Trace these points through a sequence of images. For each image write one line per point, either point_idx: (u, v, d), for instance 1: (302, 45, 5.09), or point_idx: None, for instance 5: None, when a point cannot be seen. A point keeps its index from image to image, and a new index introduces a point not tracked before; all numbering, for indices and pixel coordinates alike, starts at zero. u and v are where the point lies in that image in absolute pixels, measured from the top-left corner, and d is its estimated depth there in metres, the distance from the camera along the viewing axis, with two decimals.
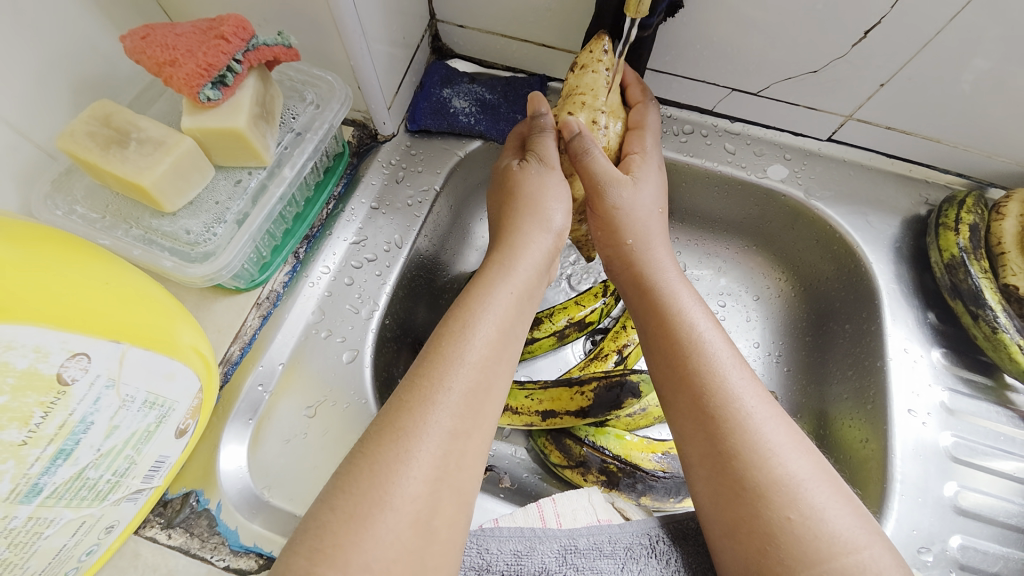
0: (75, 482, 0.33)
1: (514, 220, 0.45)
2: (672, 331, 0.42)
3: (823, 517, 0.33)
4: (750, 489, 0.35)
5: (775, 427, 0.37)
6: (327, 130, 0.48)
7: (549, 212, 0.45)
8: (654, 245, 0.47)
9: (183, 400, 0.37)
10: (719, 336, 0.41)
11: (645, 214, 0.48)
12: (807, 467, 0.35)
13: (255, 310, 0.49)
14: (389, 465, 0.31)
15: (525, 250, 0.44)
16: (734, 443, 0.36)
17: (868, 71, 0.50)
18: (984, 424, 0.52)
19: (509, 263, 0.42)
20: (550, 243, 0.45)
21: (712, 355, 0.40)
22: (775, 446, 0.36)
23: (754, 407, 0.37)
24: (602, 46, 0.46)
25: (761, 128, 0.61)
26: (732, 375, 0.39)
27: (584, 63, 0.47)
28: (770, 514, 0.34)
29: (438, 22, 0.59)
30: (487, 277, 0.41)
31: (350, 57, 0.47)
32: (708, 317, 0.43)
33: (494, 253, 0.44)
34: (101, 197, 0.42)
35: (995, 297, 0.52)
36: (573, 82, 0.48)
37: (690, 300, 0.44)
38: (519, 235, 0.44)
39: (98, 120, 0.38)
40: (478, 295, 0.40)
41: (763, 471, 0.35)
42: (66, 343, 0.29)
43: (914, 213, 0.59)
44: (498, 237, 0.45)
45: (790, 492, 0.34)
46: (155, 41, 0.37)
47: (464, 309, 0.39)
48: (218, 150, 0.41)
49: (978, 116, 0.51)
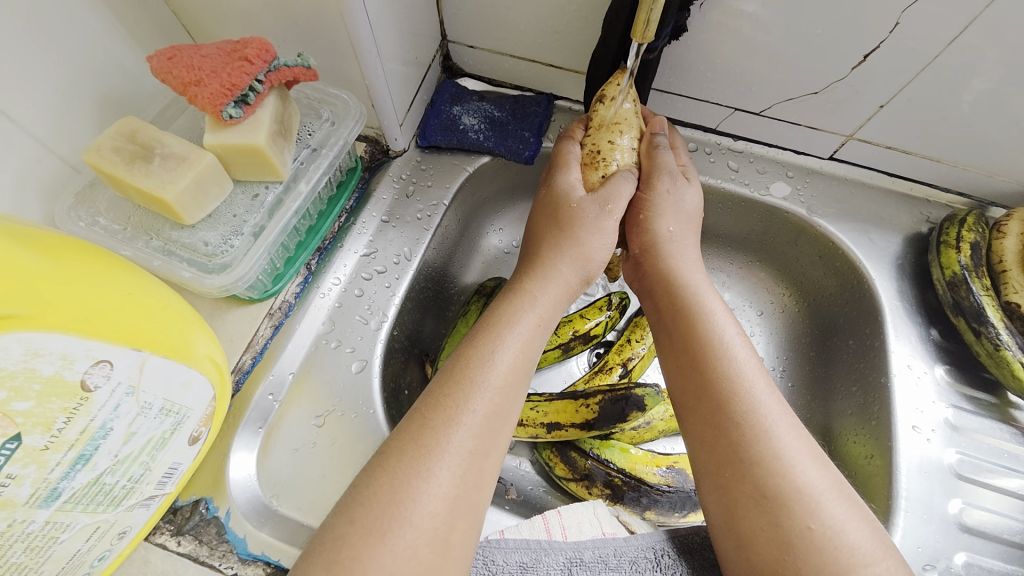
0: (92, 487, 0.34)
1: (550, 253, 0.46)
2: (698, 336, 0.42)
3: (843, 529, 0.34)
4: (771, 498, 0.35)
5: (796, 437, 0.37)
6: (342, 146, 0.50)
7: (590, 254, 0.46)
8: (686, 250, 0.48)
9: (198, 408, 0.38)
10: (744, 345, 0.42)
11: (690, 215, 0.49)
12: (826, 479, 0.36)
13: (268, 320, 0.50)
14: (408, 480, 0.32)
15: (551, 279, 0.45)
16: (757, 451, 0.36)
17: (868, 92, 0.52)
18: (989, 441, 0.52)
19: (532, 289, 0.44)
20: (577, 283, 0.46)
21: (738, 363, 0.40)
22: (796, 455, 0.36)
23: (776, 417, 0.38)
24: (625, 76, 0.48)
25: (764, 146, 0.63)
26: (756, 384, 0.39)
27: (613, 96, 0.48)
28: (791, 523, 0.34)
29: (449, 43, 0.61)
30: (511, 301, 0.43)
31: (365, 76, 0.49)
32: (734, 325, 0.43)
33: (524, 280, 0.45)
34: (123, 210, 0.43)
35: (997, 315, 0.52)
36: (602, 113, 0.48)
37: (718, 306, 0.44)
38: (550, 268, 0.45)
39: (124, 136, 0.40)
40: (504, 320, 0.41)
41: (784, 480, 0.35)
42: (90, 351, 0.30)
43: (916, 231, 0.60)
44: (528, 265, 0.46)
45: (809, 503, 0.34)
46: (181, 61, 0.39)
47: (490, 331, 0.40)
48: (237, 165, 0.43)
49: (977, 137, 0.53)
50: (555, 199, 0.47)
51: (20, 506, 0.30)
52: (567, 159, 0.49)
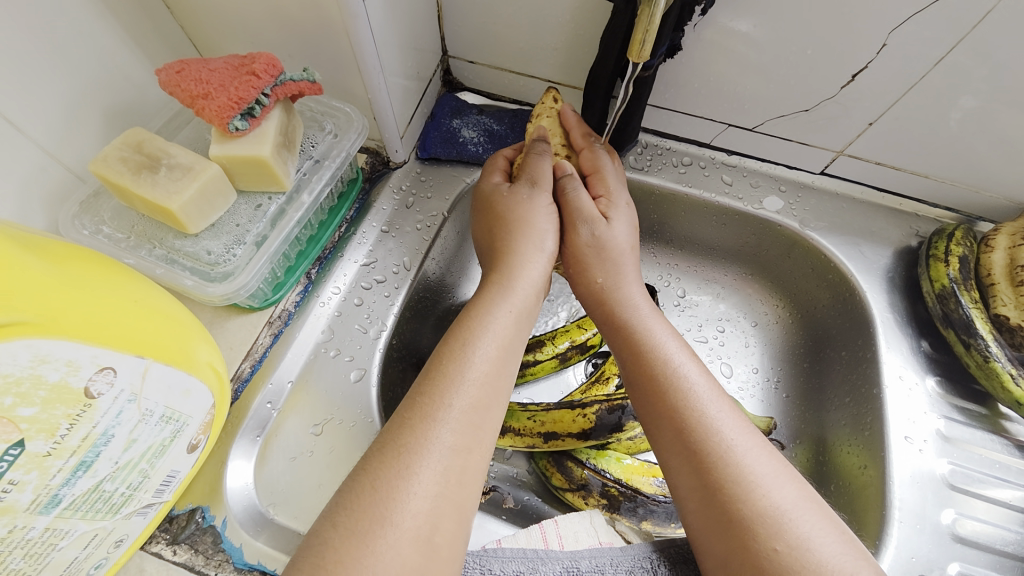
0: (91, 495, 0.34)
1: (509, 244, 0.47)
2: (650, 369, 0.43)
3: (810, 547, 0.34)
4: (737, 522, 0.35)
5: (757, 457, 0.38)
6: (344, 158, 0.51)
7: (543, 231, 0.48)
8: (627, 284, 0.49)
9: (197, 415, 0.38)
10: (698, 369, 0.43)
11: (620, 251, 0.49)
12: (791, 495, 0.36)
13: (268, 328, 0.51)
14: (390, 481, 0.32)
15: (523, 272, 0.45)
16: (719, 476, 0.37)
17: (858, 110, 0.54)
18: (981, 451, 0.53)
19: (508, 283, 0.44)
20: (545, 264, 0.47)
21: (690, 389, 0.41)
22: (759, 476, 0.37)
23: (734, 440, 0.38)
24: (552, 96, 0.54)
25: (757, 161, 0.64)
26: (711, 408, 0.40)
27: (539, 112, 0.54)
28: (757, 546, 0.34)
29: (449, 58, 0.63)
30: (487, 294, 0.43)
31: (368, 90, 0.50)
32: (684, 352, 0.44)
33: (493, 275, 0.45)
34: (126, 219, 0.44)
35: (986, 327, 0.53)
36: (530, 128, 0.54)
37: (665, 335, 0.45)
38: (517, 260, 0.46)
39: (130, 147, 0.41)
40: (477, 316, 0.41)
41: (747, 504, 0.36)
42: (95, 358, 0.30)
43: (905, 244, 0.62)
44: (496, 259, 0.47)
45: (774, 524, 0.35)
46: (190, 75, 0.40)
47: (465, 327, 0.41)
48: (242, 176, 0.43)
49: (965, 153, 0.54)
50: (483, 196, 0.51)
51: (21, 512, 0.30)
52: (490, 169, 0.53)
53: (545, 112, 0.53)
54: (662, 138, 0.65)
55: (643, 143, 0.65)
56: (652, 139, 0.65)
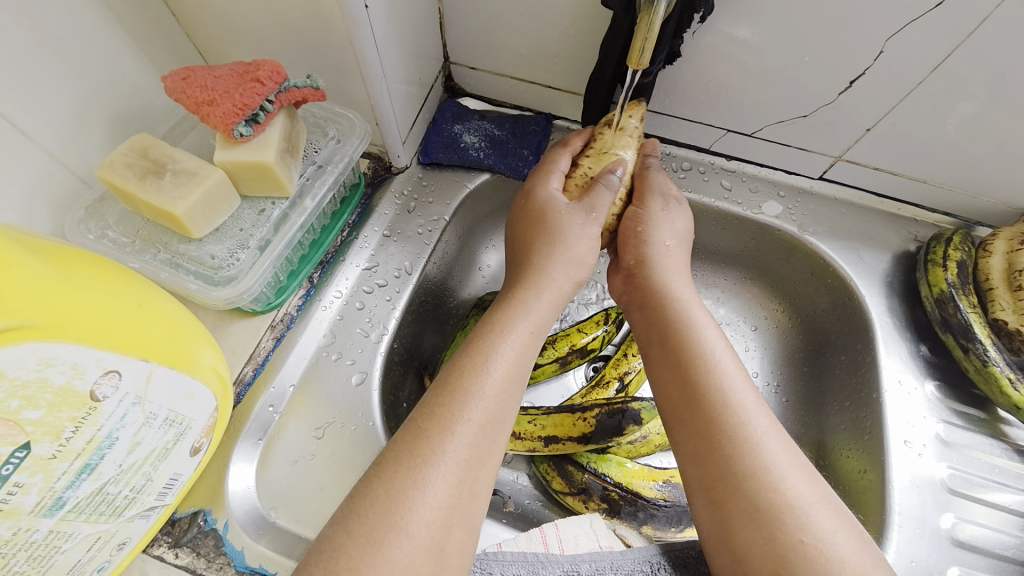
0: (95, 497, 0.34)
1: (541, 260, 0.47)
2: (690, 351, 0.43)
3: (833, 541, 0.34)
4: (765, 512, 0.35)
5: (785, 451, 0.38)
6: (347, 163, 0.51)
7: (582, 258, 0.48)
8: (671, 270, 0.49)
9: (200, 419, 0.39)
10: (732, 358, 0.43)
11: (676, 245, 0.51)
12: (813, 490, 0.37)
13: (270, 332, 0.51)
14: (405, 491, 0.33)
15: (546, 288, 0.45)
16: (750, 464, 0.37)
17: (856, 116, 0.54)
18: (980, 456, 0.53)
19: (527, 298, 0.44)
20: (571, 289, 0.48)
21: (727, 376, 0.41)
22: (785, 469, 0.37)
23: (766, 431, 0.39)
24: (637, 112, 0.52)
25: (756, 166, 0.65)
26: (746, 398, 0.40)
27: (621, 126, 0.52)
28: (785, 537, 0.34)
29: (451, 64, 0.64)
30: (504, 310, 0.43)
31: (370, 96, 0.51)
32: (721, 339, 0.44)
33: (518, 287, 0.45)
34: (132, 223, 0.44)
35: (984, 331, 0.53)
36: (607, 139, 0.52)
37: (706, 322, 0.45)
38: (540, 273, 0.46)
39: (137, 152, 0.41)
40: (497, 329, 0.42)
41: (775, 493, 0.36)
42: (100, 361, 0.31)
43: (904, 249, 0.62)
44: (523, 272, 0.47)
45: (802, 515, 0.35)
46: (195, 82, 0.40)
47: (484, 341, 0.41)
48: (246, 181, 0.44)
49: (962, 159, 0.55)
50: (534, 205, 0.50)
51: (25, 514, 0.30)
52: (550, 169, 0.53)
53: (626, 127, 0.52)
54: (662, 144, 0.66)
55: None
56: None
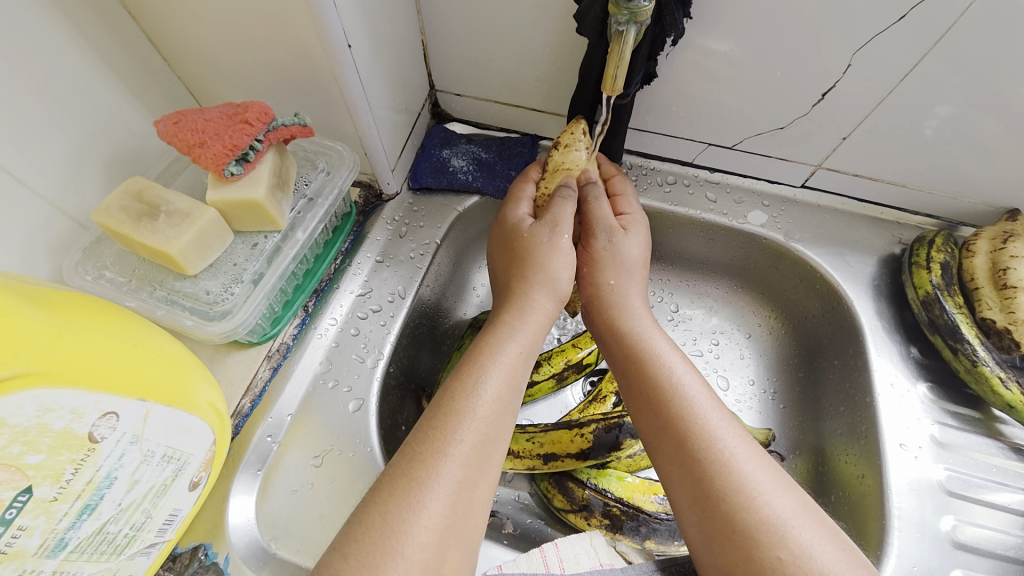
0: (96, 537, 0.34)
1: (520, 281, 0.47)
2: (652, 378, 0.44)
3: (812, 555, 0.35)
4: (741, 531, 0.36)
5: (757, 466, 0.39)
6: (337, 195, 0.53)
7: (557, 277, 0.47)
8: (632, 296, 0.50)
9: (198, 453, 0.39)
10: (696, 379, 0.44)
11: (634, 263, 0.51)
12: (791, 504, 0.37)
13: (267, 362, 0.52)
14: (400, 514, 0.33)
15: (532, 311, 0.46)
16: (721, 485, 0.38)
17: (832, 126, 0.56)
18: (976, 456, 0.53)
19: (518, 322, 0.45)
20: (554, 307, 0.48)
21: (691, 397, 0.42)
22: (759, 484, 0.38)
23: (735, 448, 0.39)
24: (581, 128, 0.53)
25: (739, 177, 0.66)
26: (712, 417, 0.41)
27: (568, 143, 0.53)
28: (762, 555, 0.35)
29: (437, 92, 0.66)
30: (495, 333, 0.44)
31: (358, 129, 0.52)
32: (684, 361, 0.45)
33: (503, 312, 0.46)
34: (128, 263, 0.45)
35: (971, 332, 0.54)
36: (558, 159, 0.53)
37: (665, 345, 0.46)
38: (524, 297, 0.47)
39: (131, 195, 0.42)
40: (488, 351, 0.42)
41: (749, 512, 0.36)
42: (98, 403, 0.32)
43: (889, 252, 0.63)
44: (507, 297, 0.48)
45: (777, 532, 0.35)
46: (187, 125, 0.42)
47: (476, 363, 0.42)
48: (238, 218, 0.45)
49: (938, 162, 0.56)
50: (507, 231, 0.51)
51: (29, 557, 0.31)
52: (518, 197, 0.54)
53: (575, 143, 0.53)
54: (646, 159, 0.67)
55: (628, 164, 0.67)
56: (637, 160, 0.67)
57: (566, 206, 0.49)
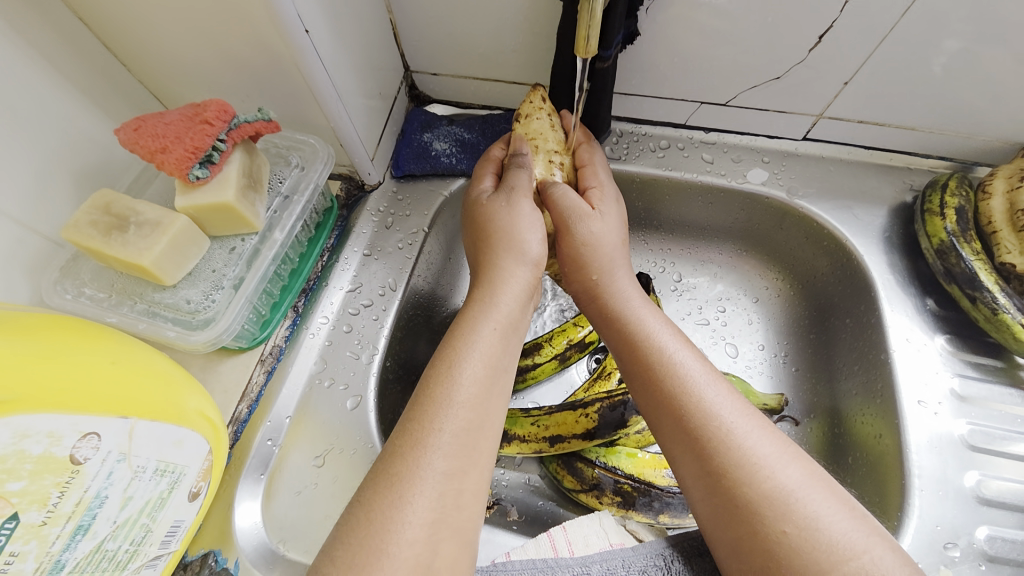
0: (94, 555, 0.34)
1: (492, 256, 0.46)
2: (645, 359, 0.43)
3: (819, 527, 0.33)
4: (744, 507, 0.35)
5: (759, 439, 0.37)
6: (314, 189, 0.51)
7: (526, 243, 0.46)
8: (618, 278, 0.48)
9: (193, 464, 0.39)
10: (692, 355, 0.42)
11: (609, 246, 0.49)
12: (797, 475, 0.35)
13: (260, 366, 0.51)
14: (385, 512, 0.32)
15: (505, 283, 0.44)
16: (721, 462, 0.37)
17: (832, 71, 0.52)
18: (1000, 408, 0.51)
19: (491, 298, 0.43)
20: (529, 275, 0.46)
21: (685, 375, 0.41)
22: (762, 458, 0.36)
23: (734, 422, 0.38)
24: (539, 94, 0.51)
25: (736, 135, 0.63)
26: (709, 393, 0.40)
27: (528, 113, 0.51)
28: (767, 530, 0.34)
29: (412, 73, 0.63)
30: (470, 313, 0.42)
31: (330, 119, 0.50)
32: (678, 339, 0.44)
33: (476, 291, 0.45)
34: (106, 278, 0.45)
35: (991, 278, 0.50)
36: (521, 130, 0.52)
37: (657, 324, 0.45)
38: (496, 272, 0.45)
39: (99, 209, 0.41)
40: (463, 333, 0.41)
41: (751, 487, 0.35)
42: (77, 425, 0.31)
43: (900, 201, 0.60)
44: (478, 275, 0.46)
45: (782, 505, 0.34)
46: (147, 131, 0.40)
47: (450, 348, 0.40)
48: (211, 223, 0.44)
49: (949, 100, 0.52)
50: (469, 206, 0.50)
51: None
52: (480, 174, 0.52)
53: (535, 113, 0.51)
54: (637, 124, 0.64)
55: (618, 131, 0.64)
56: (627, 126, 0.64)
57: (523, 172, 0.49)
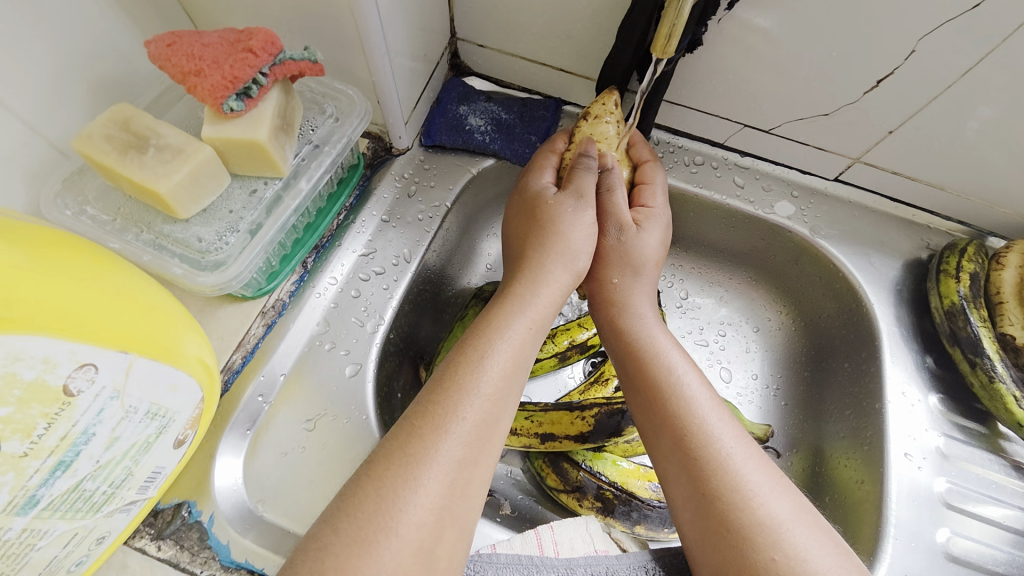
0: (71, 494, 0.32)
1: (538, 254, 0.45)
2: (651, 376, 0.43)
3: (806, 558, 0.33)
4: (734, 532, 0.35)
5: (754, 468, 0.38)
6: (345, 144, 0.48)
7: (577, 252, 0.45)
8: (637, 294, 0.48)
9: (184, 411, 0.37)
10: (697, 378, 0.43)
11: (645, 262, 0.48)
12: (787, 507, 0.36)
13: (260, 319, 0.48)
14: (396, 490, 0.31)
15: (546, 286, 0.43)
16: (715, 485, 0.37)
17: (879, 119, 0.52)
18: (977, 471, 0.53)
19: (530, 296, 0.42)
20: (571, 283, 0.45)
21: (691, 397, 0.41)
22: (756, 487, 0.36)
23: (732, 448, 0.38)
24: (612, 99, 0.48)
25: (771, 164, 0.62)
26: (710, 417, 0.40)
27: (597, 114, 0.49)
28: (755, 556, 0.34)
29: (458, 40, 0.60)
30: (504, 306, 0.41)
31: (371, 72, 0.47)
32: (687, 361, 0.44)
33: (516, 283, 0.44)
34: (112, 199, 0.41)
35: (993, 346, 0.52)
36: (585, 130, 0.49)
37: (667, 343, 0.45)
38: (540, 270, 0.44)
39: (117, 124, 0.38)
40: (495, 327, 0.40)
41: (744, 513, 0.35)
42: (74, 353, 0.29)
43: (915, 257, 0.60)
44: (519, 269, 0.45)
45: (771, 535, 0.34)
46: (181, 49, 0.37)
47: (481, 338, 0.39)
48: (236, 160, 0.41)
49: (982, 167, 0.53)
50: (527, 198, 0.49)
51: None
52: (542, 165, 0.51)
53: (604, 115, 0.49)
54: (674, 135, 0.63)
55: (655, 140, 0.63)
56: (664, 136, 0.63)
57: (589, 176, 0.47)
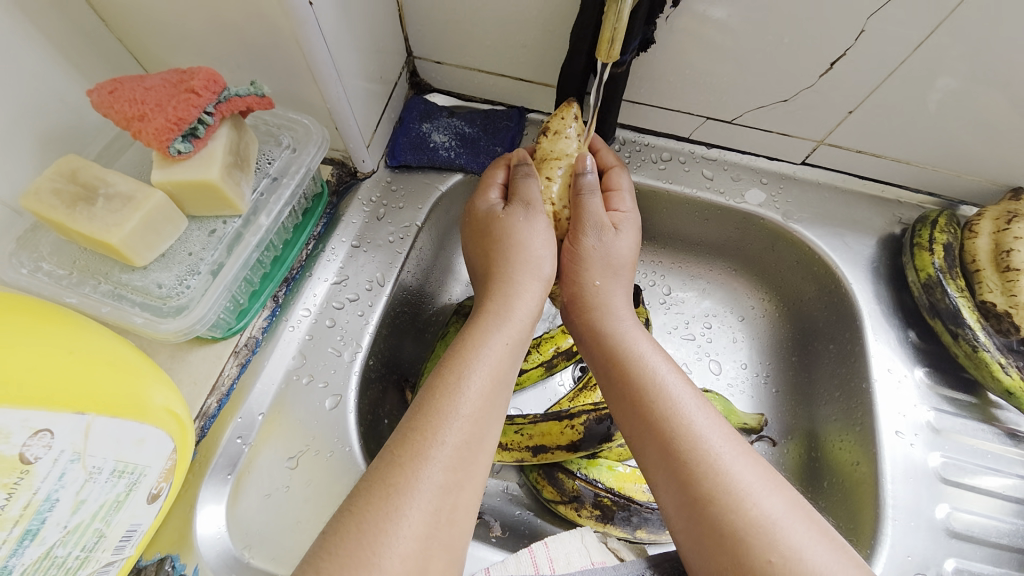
0: (42, 563, 0.31)
1: (503, 269, 0.44)
2: (636, 381, 0.42)
3: (803, 557, 0.33)
4: (729, 536, 0.34)
5: (744, 466, 0.37)
6: (305, 174, 0.48)
7: (540, 258, 0.45)
8: (616, 298, 0.47)
9: (155, 464, 0.36)
10: (681, 380, 0.42)
11: (622, 263, 0.48)
12: (780, 503, 0.35)
13: (234, 358, 0.48)
14: (377, 523, 0.30)
15: (519, 298, 0.43)
16: (707, 489, 0.36)
17: (837, 100, 0.52)
18: (970, 441, 0.53)
19: (505, 312, 0.42)
20: (542, 290, 0.45)
21: (673, 401, 0.40)
22: (747, 486, 0.36)
23: (720, 449, 0.38)
24: (571, 112, 0.48)
25: (737, 154, 0.63)
26: (696, 418, 0.39)
27: (557, 129, 0.48)
28: (752, 560, 0.33)
29: (415, 59, 0.60)
30: (480, 324, 0.41)
31: (326, 99, 0.47)
32: (669, 362, 0.44)
33: (488, 301, 0.43)
34: (68, 252, 0.40)
35: (973, 315, 0.52)
36: (546, 147, 0.49)
37: (647, 347, 0.44)
38: (511, 285, 0.44)
39: (64, 177, 0.37)
40: (471, 346, 0.39)
41: (738, 514, 0.34)
42: (27, 421, 0.28)
43: (889, 232, 0.61)
44: (488, 285, 0.45)
45: (767, 535, 0.33)
46: (123, 95, 0.37)
47: (457, 359, 0.39)
48: (191, 201, 0.40)
49: (943, 138, 0.53)
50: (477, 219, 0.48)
51: None
52: (487, 184, 0.50)
53: (564, 129, 0.48)
54: (640, 134, 0.63)
55: (621, 139, 0.63)
56: (630, 135, 0.63)
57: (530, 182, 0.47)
